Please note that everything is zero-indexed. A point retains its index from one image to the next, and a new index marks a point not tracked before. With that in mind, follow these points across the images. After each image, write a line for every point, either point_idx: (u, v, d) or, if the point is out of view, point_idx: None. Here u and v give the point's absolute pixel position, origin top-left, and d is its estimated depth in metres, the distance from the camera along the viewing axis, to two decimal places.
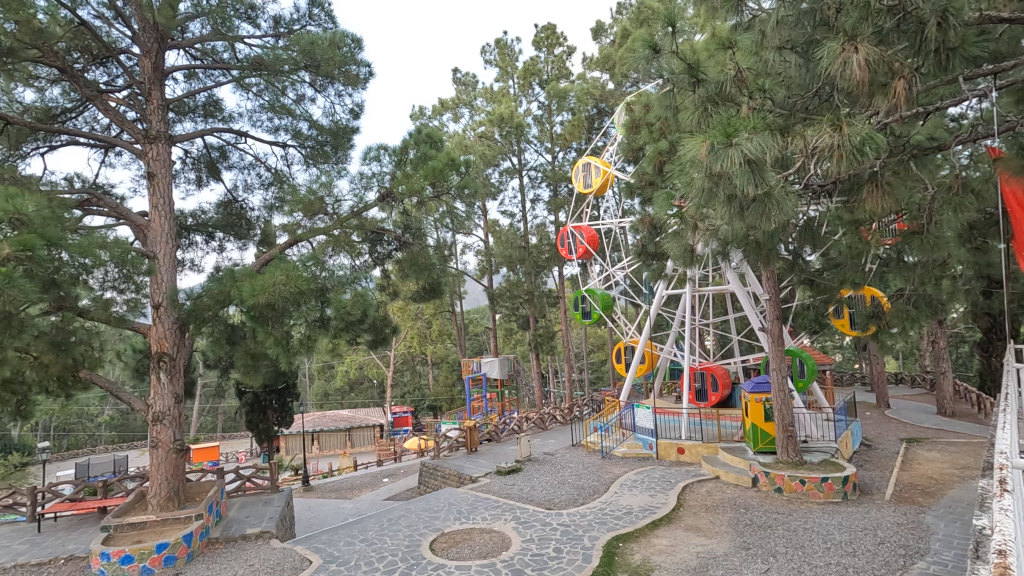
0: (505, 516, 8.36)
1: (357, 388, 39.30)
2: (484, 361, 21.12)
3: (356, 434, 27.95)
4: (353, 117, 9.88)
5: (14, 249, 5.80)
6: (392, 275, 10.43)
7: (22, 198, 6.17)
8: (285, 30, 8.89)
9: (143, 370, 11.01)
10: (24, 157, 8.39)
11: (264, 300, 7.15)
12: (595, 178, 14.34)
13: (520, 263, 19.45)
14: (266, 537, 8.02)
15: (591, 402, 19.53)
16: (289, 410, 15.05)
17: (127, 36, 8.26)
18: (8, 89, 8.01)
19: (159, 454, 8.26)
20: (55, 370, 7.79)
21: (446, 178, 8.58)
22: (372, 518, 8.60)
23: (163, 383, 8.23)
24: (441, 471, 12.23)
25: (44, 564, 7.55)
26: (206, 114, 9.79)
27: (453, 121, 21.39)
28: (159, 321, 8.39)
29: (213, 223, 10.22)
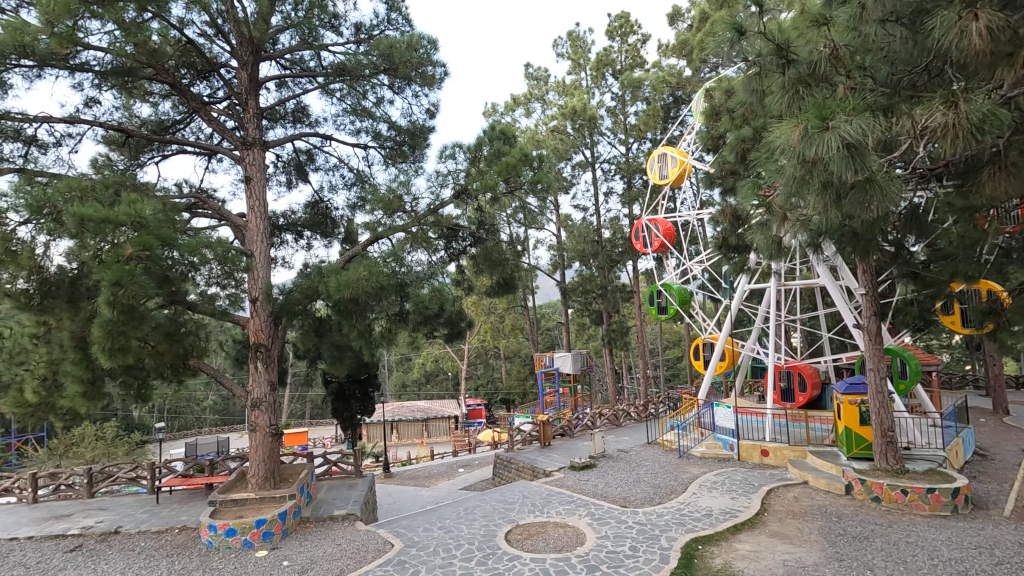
0: (580, 511, 8.33)
1: (433, 379, 40.57)
2: (557, 356, 21.10)
3: (433, 424, 28.90)
4: (429, 117, 10.17)
5: (135, 249, 6.47)
6: (467, 270, 10.63)
7: (141, 202, 6.84)
8: (365, 36, 9.25)
9: (242, 359, 11.93)
10: (143, 166, 9.31)
11: (348, 295, 7.56)
12: (672, 169, 13.90)
13: (594, 258, 19.22)
14: (352, 520, 8.47)
15: (667, 399, 19.05)
16: (371, 400, 15.78)
17: (227, 50, 8.92)
18: (128, 104, 8.94)
19: (257, 437, 8.93)
20: (169, 358, 8.52)
21: (520, 173, 8.62)
22: (448, 506, 8.87)
23: (260, 372, 8.87)
24: (516, 464, 12.39)
25: (162, 532, 8.39)
26: (295, 120, 10.43)
27: (525, 116, 21.43)
28: (255, 314, 9.03)
29: (302, 222, 10.88)
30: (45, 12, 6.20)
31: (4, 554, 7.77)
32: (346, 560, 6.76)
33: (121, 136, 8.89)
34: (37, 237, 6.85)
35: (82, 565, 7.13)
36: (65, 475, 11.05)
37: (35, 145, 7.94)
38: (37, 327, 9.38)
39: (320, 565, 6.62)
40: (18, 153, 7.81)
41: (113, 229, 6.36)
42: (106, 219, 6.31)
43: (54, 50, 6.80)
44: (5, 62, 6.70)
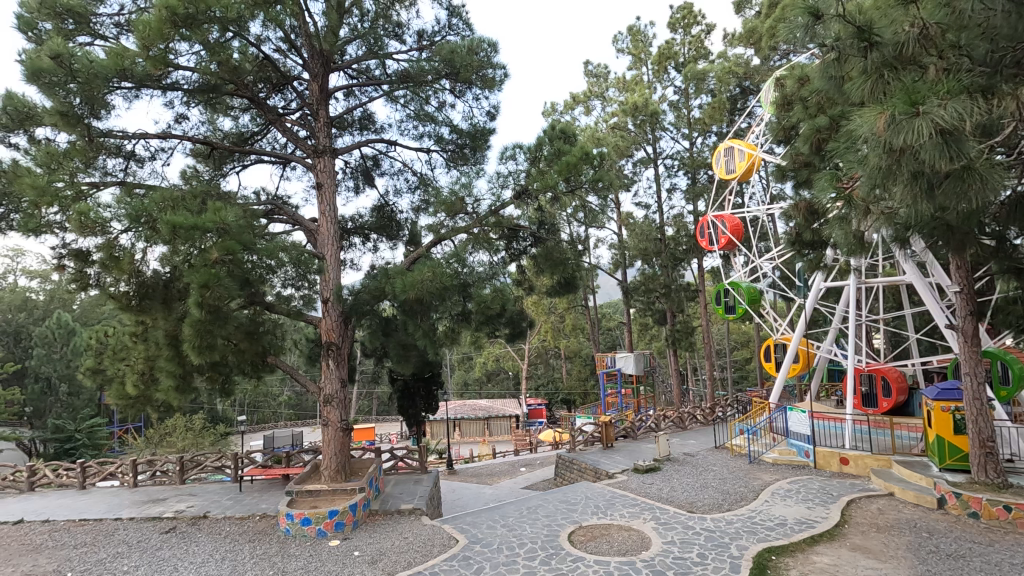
0: (644, 515, 8.16)
1: (494, 378, 41.07)
2: (619, 356, 20.76)
3: (494, 423, 29.21)
4: (490, 119, 10.30)
5: (220, 254, 6.93)
6: (528, 270, 10.66)
7: (224, 210, 7.34)
8: (427, 42, 9.48)
9: (315, 357, 12.52)
10: (225, 176, 9.96)
11: (413, 295, 7.80)
12: (740, 162, 13.37)
13: (656, 256, 18.73)
14: (417, 514, 8.71)
15: (735, 402, 18.34)
16: (435, 397, 16.14)
17: (300, 64, 9.38)
18: (212, 119, 9.60)
19: (329, 431, 9.34)
20: (249, 355, 9.07)
21: (580, 172, 8.57)
22: (511, 505, 8.94)
23: (332, 369, 9.28)
24: (578, 464, 12.31)
25: (245, 518, 8.96)
26: (362, 127, 10.83)
27: (585, 114, 21.24)
28: (327, 314, 9.39)
29: (368, 225, 11.29)
30: (140, 37, 6.75)
31: (110, 533, 8.55)
32: (413, 553, 6.95)
33: (206, 149, 9.57)
34: (135, 244, 7.48)
35: (175, 547, 7.73)
36: (160, 463, 12.02)
37: (133, 159, 8.68)
38: (136, 327, 10.26)
39: (389, 557, 6.85)
40: (119, 167, 8.57)
41: (201, 235, 6.84)
42: (195, 226, 6.81)
43: (149, 71, 7.42)
44: (108, 84, 7.37)
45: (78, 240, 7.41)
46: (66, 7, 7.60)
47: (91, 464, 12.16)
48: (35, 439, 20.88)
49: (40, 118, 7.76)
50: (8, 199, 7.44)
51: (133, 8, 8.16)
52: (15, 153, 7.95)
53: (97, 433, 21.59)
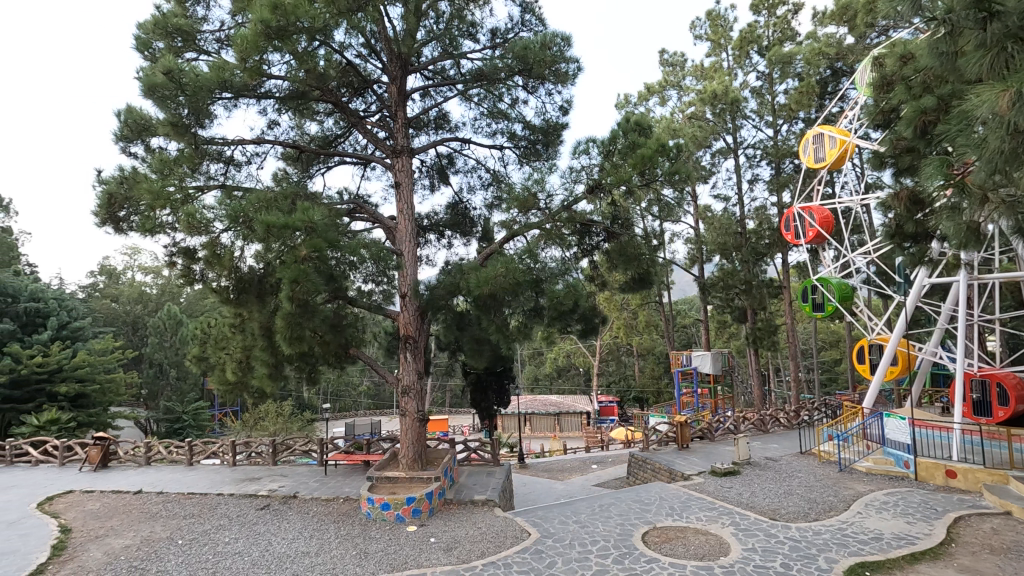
0: (722, 520, 7.86)
1: (565, 374, 41.00)
2: (695, 354, 20.04)
3: (565, 420, 29.02)
4: (563, 113, 10.26)
5: (308, 251, 7.39)
6: (601, 266, 10.52)
7: (312, 210, 7.78)
8: (501, 40, 9.57)
9: (392, 350, 13.03)
10: (312, 177, 10.55)
11: (487, 291, 7.94)
12: (830, 150, 12.49)
13: (736, 251, 17.87)
14: (490, 506, 8.87)
15: (824, 406, 17.21)
16: (507, 392, 16.34)
17: (379, 68, 9.76)
18: (300, 123, 10.21)
19: (407, 421, 9.68)
20: (333, 347, 9.60)
21: (656, 164, 8.35)
22: (583, 501, 8.90)
23: (409, 362, 9.62)
24: (651, 464, 12.05)
25: (330, 500, 9.52)
26: (437, 127, 11.12)
27: (660, 105, 20.63)
28: (404, 308, 9.70)
29: (443, 222, 11.59)
30: (239, 50, 7.29)
31: (213, 506, 9.36)
32: (486, 544, 7.09)
33: (295, 152, 10.21)
34: (234, 242, 8.11)
35: (269, 523, 8.34)
36: (254, 444, 13.00)
37: (231, 164, 9.39)
38: (235, 319, 11.12)
39: (463, 546, 7.03)
40: (219, 171, 9.30)
41: (291, 233, 7.30)
42: (286, 225, 7.26)
43: (246, 82, 7.99)
44: (211, 95, 8.02)
45: (186, 239, 8.16)
46: (176, 27, 8.35)
47: (197, 442, 13.36)
48: (150, 418, 23.23)
49: (155, 129, 8.59)
50: (129, 203, 8.30)
51: (232, 24, 8.83)
52: (134, 161, 8.85)
53: (201, 414, 23.71)
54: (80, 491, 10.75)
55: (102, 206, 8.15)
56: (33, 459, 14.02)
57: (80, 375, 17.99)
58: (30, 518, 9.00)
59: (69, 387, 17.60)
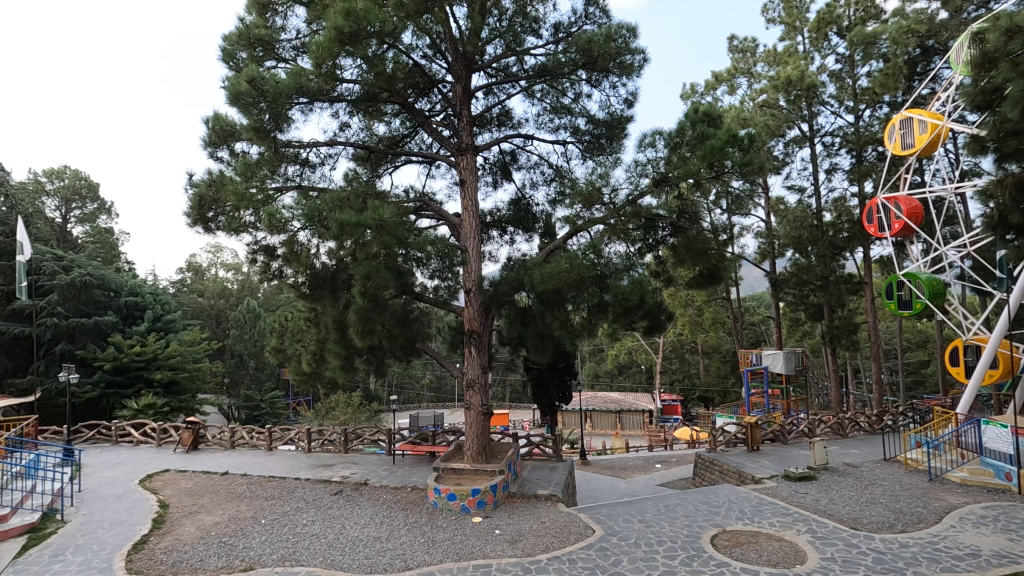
0: (798, 526, 7.52)
1: (626, 372, 40.52)
2: (765, 353, 19.18)
3: (626, 416, 28.82)
4: (628, 106, 10.09)
5: (379, 248, 7.69)
6: (665, 261, 10.22)
7: (382, 208, 8.05)
8: (564, 34, 9.50)
9: (456, 344, 13.29)
10: (380, 177, 10.91)
11: (551, 286, 7.99)
12: (921, 135, 11.59)
13: (812, 245, 16.92)
14: (554, 500, 8.91)
15: (910, 410, 16.05)
16: (569, 388, 16.27)
17: (445, 68, 9.94)
18: (369, 125, 10.60)
19: (472, 415, 9.83)
20: (401, 340, 9.91)
21: (727, 156, 8.05)
22: (647, 501, 8.76)
23: (473, 356, 9.79)
24: (720, 465, 11.69)
25: (399, 489, 9.87)
26: (500, 124, 11.21)
27: (729, 94, 19.82)
28: (469, 303, 9.85)
29: (506, 218, 11.68)
30: (315, 57, 7.67)
31: (292, 489, 9.95)
32: (551, 538, 7.13)
33: (365, 153, 10.59)
34: (310, 240, 8.55)
35: (343, 508, 8.75)
36: (328, 432, 13.61)
37: (307, 166, 9.86)
38: (310, 312, 11.69)
39: (527, 539, 7.10)
40: (296, 173, 9.78)
41: (362, 231, 7.62)
42: (357, 224, 7.61)
43: (321, 86, 8.39)
44: (290, 101, 8.48)
45: (267, 237, 8.69)
46: (258, 37, 8.87)
47: (275, 429, 14.14)
48: (233, 405, 24.89)
49: (238, 135, 9.17)
50: (217, 204, 8.92)
51: (307, 32, 9.27)
52: (221, 165, 9.47)
53: (277, 403, 25.11)
54: (175, 470, 11.68)
55: (194, 208, 8.82)
56: (134, 439, 15.33)
57: (173, 363, 19.51)
58: (134, 492, 9.89)
59: (163, 374, 19.16)
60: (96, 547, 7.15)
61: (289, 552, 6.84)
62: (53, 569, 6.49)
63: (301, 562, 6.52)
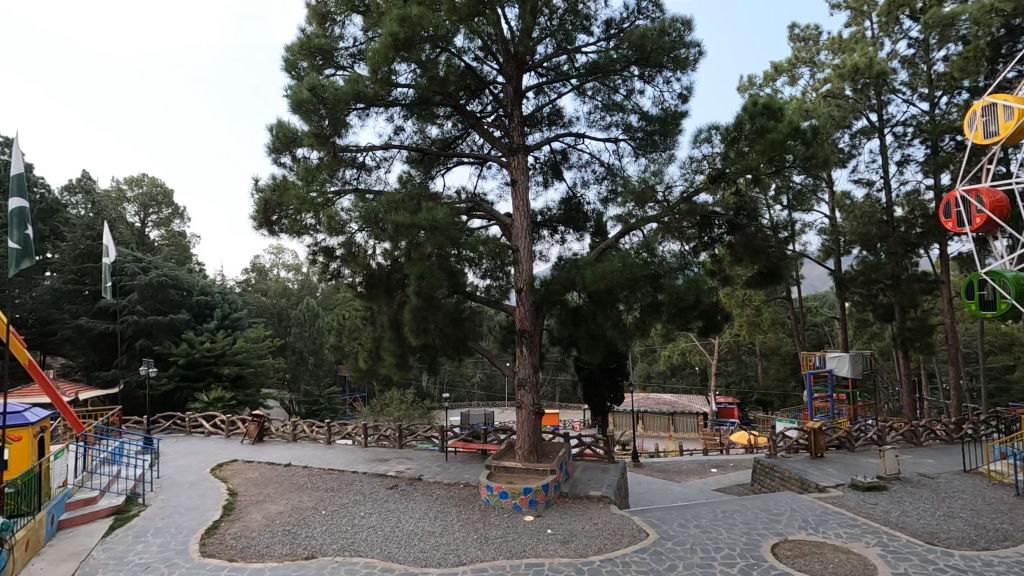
0: (867, 539, 7.14)
1: (679, 373, 40.33)
2: (830, 356, 18.27)
3: (680, 419, 28.24)
4: (682, 101, 9.87)
5: (433, 248, 7.86)
6: (721, 259, 9.92)
7: (436, 209, 8.20)
8: (616, 30, 9.40)
9: (507, 343, 13.36)
10: (433, 178, 11.12)
11: (603, 286, 7.95)
12: (1006, 123, 10.72)
13: (882, 241, 15.99)
14: (606, 502, 8.82)
15: (994, 419, 14.89)
16: (621, 388, 16.05)
17: (496, 69, 10.02)
18: (423, 128, 10.83)
19: (523, 414, 9.86)
20: (454, 339, 10.07)
21: (788, 150, 7.74)
22: (703, 506, 8.53)
23: (525, 356, 9.83)
24: (780, 472, 11.23)
25: (452, 485, 10.04)
26: (551, 123, 11.19)
27: (790, 85, 19.00)
28: (521, 303, 9.89)
29: (557, 217, 11.66)
30: (371, 63, 7.91)
31: (350, 482, 10.30)
32: (604, 540, 7.07)
33: (419, 155, 10.83)
34: (367, 241, 8.86)
35: (398, 502, 8.98)
36: (383, 427, 14.00)
37: (364, 169, 10.17)
38: (367, 311, 12.06)
39: (580, 540, 7.07)
40: (353, 176, 10.10)
41: (416, 232, 7.82)
42: (412, 225, 7.81)
43: (377, 92, 8.65)
44: (348, 107, 8.78)
45: (327, 239, 9.06)
46: (318, 47, 9.22)
47: (334, 423, 14.67)
48: (293, 400, 25.99)
49: (299, 141, 9.57)
50: (280, 208, 9.36)
51: (364, 39, 9.57)
52: (283, 170, 9.91)
53: (334, 398, 26.04)
54: (242, 460, 12.33)
55: (259, 212, 9.28)
56: (205, 430, 16.28)
57: (239, 359, 20.59)
58: (206, 480, 10.52)
59: (231, 369, 20.26)
60: (173, 530, 7.66)
61: (348, 543, 7.09)
62: (136, 549, 6.99)
63: (359, 553, 6.75)
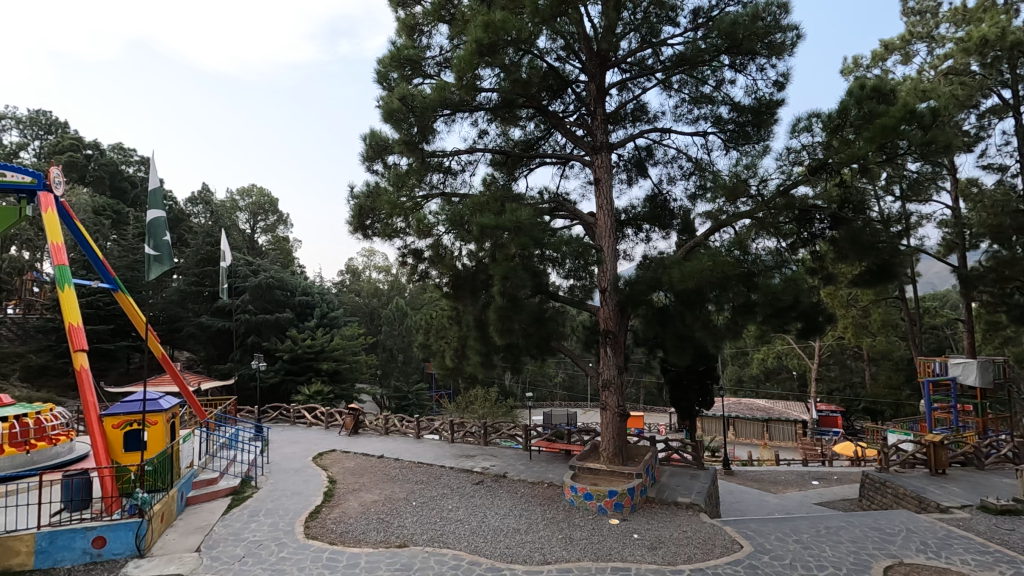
0: (1001, 569, 6.35)
1: (775, 378, 37.98)
2: (952, 362, 16.44)
3: (775, 426, 26.62)
4: (778, 89, 9.32)
5: (517, 249, 7.96)
6: (823, 256, 9.21)
7: (520, 210, 8.29)
8: (704, 19, 9.03)
9: (590, 344, 13.25)
10: (516, 180, 11.25)
11: (692, 285, 7.68)
12: None
13: (1017, 234, 14.14)
14: (696, 510, 8.50)
15: None
16: (710, 392, 15.40)
17: (579, 68, 9.96)
18: (506, 130, 11.00)
19: (607, 415, 9.73)
20: (537, 339, 10.13)
21: (902, 135, 7.05)
22: (804, 520, 7.99)
23: (609, 357, 9.68)
24: (894, 489, 10.26)
25: (536, 483, 10.12)
26: (635, 119, 10.96)
27: (903, 64, 17.28)
28: (605, 303, 9.76)
29: (642, 216, 11.39)
30: (457, 70, 8.16)
31: (438, 476, 10.69)
32: (693, 549, 6.82)
33: (502, 158, 11.00)
34: (453, 243, 9.25)
35: (484, 497, 9.21)
36: (468, 424, 14.38)
37: (449, 173, 10.47)
38: (453, 310, 12.47)
39: (668, 547, 6.87)
40: (440, 180, 10.43)
41: (500, 234, 7.96)
42: (496, 226, 7.95)
43: (462, 98, 8.91)
44: (435, 114, 9.10)
45: (416, 241, 9.49)
46: (407, 58, 9.64)
47: (422, 418, 15.27)
48: (385, 395, 27.32)
49: (390, 148, 10.04)
50: (373, 212, 9.89)
51: (449, 47, 9.87)
52: (376, 176, 10.46)
53: (422, 394, 27.07)
54: (340, 450, 13.16)
55: (354, 217, 9.88)
56: (307, 421, 17.51)
57: (336, 355, 22.02)
58: (309, 467, 11.35)
59: (329, 365, 21.68)
60: (281, 512, 8.33)
61: (437, 534, 7.35)
62: (250, 527, 7.67)
63: (447, 544, 6.96)
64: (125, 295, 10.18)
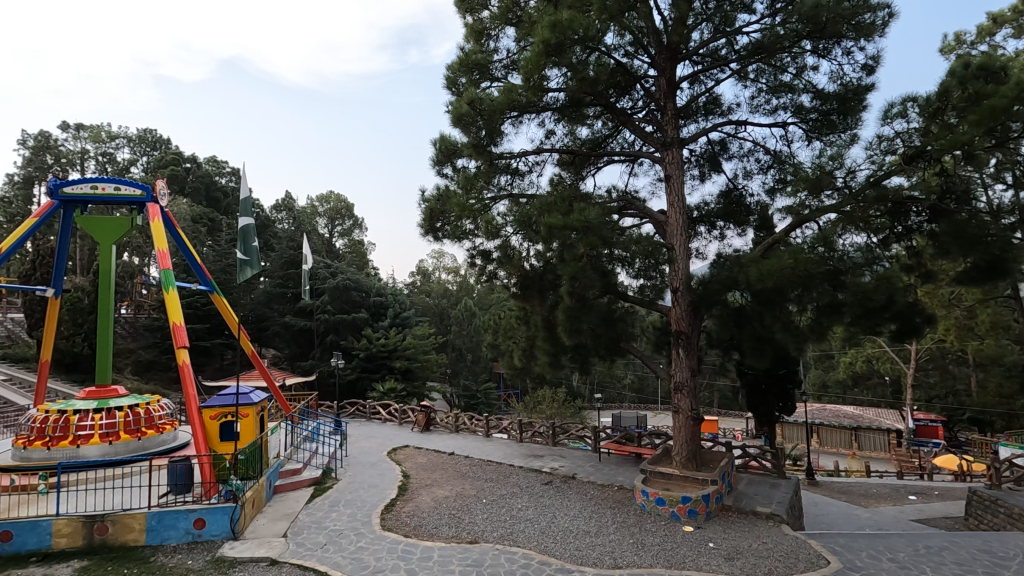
0: None
1: (864, 383, 35.36)
2: None
3: (865, 435, 24.79)
4: (867, 73, 8.69)
5: (585, 249, 7.90)
6: (921, 252, 8.47)
7: (588, 210, 8.22)
8: (782, 3, 8.58)
9: (661, 345, 12.93)
10: (584, 179, 11.17)
11: (771, 284, 7.33)
12: None
13: None
14: (777, 520, 8.08)
15: None
16: (792, 398, 14.58)
17: (648, 63, 9.74)
18: (573, 129, 10.94)
19: (680, 419, 9.46)
20: (606, 340, 10.01)
21: (1014, 116, 6.37)
22: (900, 537, 7.39)
23: (682, 359, 9.40)
24: (1006, 508, 9.27)
25: (605, 486, 9.99)
26: (708, 112, 10.57)
27: (1015, 37, 15.62)
28: (676, 303, 9.47)
29: (715, 212, 10.98)
30: (524, 72, 8.22)
31: (508, 474, 10.81)
32: (774, 561, 6.49)
33: (569, 157, 10.95)
34: (521, 244, 9.47)
35: (552, 497, 9.20)
36: (537, 424, 14.40)
37: (517, 175, 10.54)
38: (521, 311, 12.55)
39: (746, 558, 6.57)
40: (508, 182, 10.53)
41: (568, 234, 7.92)
42: (564, 226, 7.93)
43: (529, 99, 8.95)
44: (503, 116, 9.20)
45: (484, 243, 9.66)
46: (475, 62, 9.80)
47: (491, 417, 15.46)
48: (455, 393, 27.91)
49: (459, 152, 10.25)
50: (443, 215, 10.12)
51: (516, 50, 9.96)
52: (445, 180, 10.71)
53: (491, 394, 27.42)
54: (413, 446, 13.58)
55: (426, 219, 10.18)
56: (381, 417, 18.22)
57: (408, 354, 22.82)
58: (384, 462, 11.80)
59: (402, 363, 22.46)
60: (359, 504, 8.71)
61: (507, 532, 7.43)
62: (331, 516, 8.08)
63: (517, 543, 7.03)
64: (220, 296, 11.02)
